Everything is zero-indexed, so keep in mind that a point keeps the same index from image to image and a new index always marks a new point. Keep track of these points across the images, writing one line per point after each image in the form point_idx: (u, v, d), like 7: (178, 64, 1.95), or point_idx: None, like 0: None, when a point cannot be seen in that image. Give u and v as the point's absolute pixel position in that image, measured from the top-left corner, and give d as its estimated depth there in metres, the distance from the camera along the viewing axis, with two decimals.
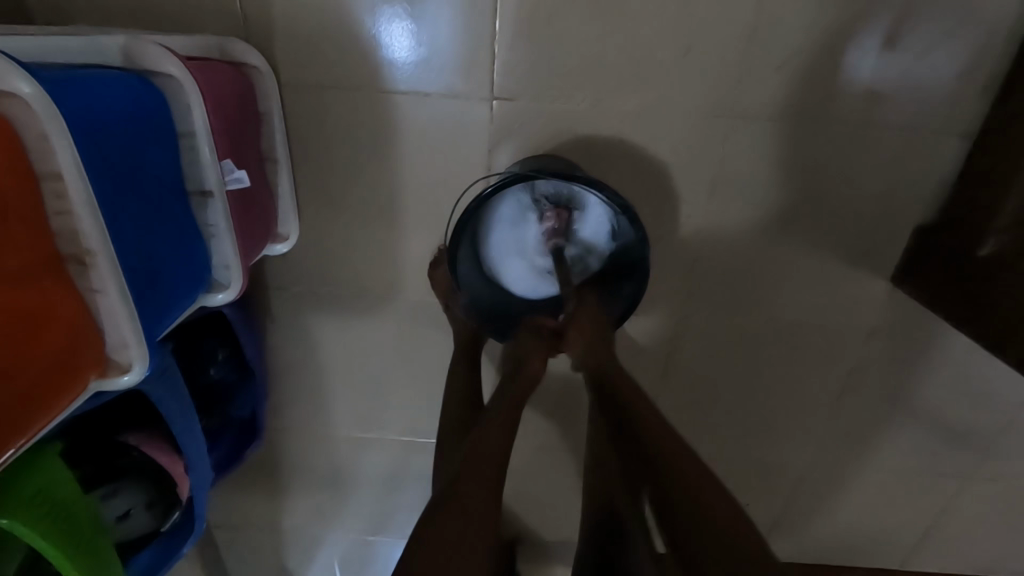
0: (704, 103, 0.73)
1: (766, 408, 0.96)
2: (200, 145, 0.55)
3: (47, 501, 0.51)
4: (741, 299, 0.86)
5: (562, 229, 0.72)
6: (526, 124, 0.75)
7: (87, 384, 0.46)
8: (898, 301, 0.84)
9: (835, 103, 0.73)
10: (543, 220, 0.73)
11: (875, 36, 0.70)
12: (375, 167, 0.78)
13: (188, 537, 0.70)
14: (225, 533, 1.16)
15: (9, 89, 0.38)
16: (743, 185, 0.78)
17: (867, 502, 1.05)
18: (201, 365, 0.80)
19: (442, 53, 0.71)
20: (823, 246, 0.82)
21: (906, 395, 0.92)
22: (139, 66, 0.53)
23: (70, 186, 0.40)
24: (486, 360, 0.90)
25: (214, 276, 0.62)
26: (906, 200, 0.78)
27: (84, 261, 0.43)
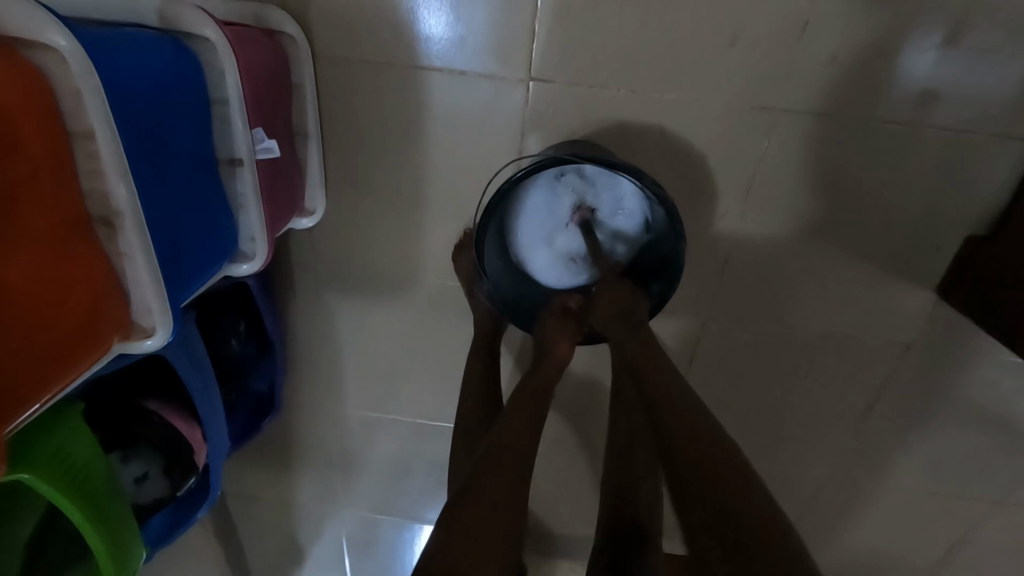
0: (747, 97, 0.70)
1: (791, 417, 0.93)
2: (232, 112, 0.55)
3: (66, 461, 0.51)
4: (771, 304, 0.83)
5: (589, 216, 0.71)
6: (561, 108, 0.72)
7: (110, 346, 0.46)
8: (939, 316, 0.81)
9: (889, 102, 0.69)
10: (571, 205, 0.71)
11: (939, 31, 0.65)
12: (404, 146, 0.77)
13: (202, 504, 0.69)
14: (237, 504, 1.17)
15: (44, 41, 0.37)
16: (783, 185, 0.75)
17: (890, 519, 1.01)
18: (223, 337, 0.81)
19: (480, 30, 0.69)
20: (864, 253, 0.78)
21: (940, 412, 0.88)
22: (174, 27, 0.52)
23: (101, 145, 0.39)
24: (506, 349, 0.88)
25: (239, 246, 0.62)
26: (958, 208, 0.74)
27: (112, 223, 0.42)
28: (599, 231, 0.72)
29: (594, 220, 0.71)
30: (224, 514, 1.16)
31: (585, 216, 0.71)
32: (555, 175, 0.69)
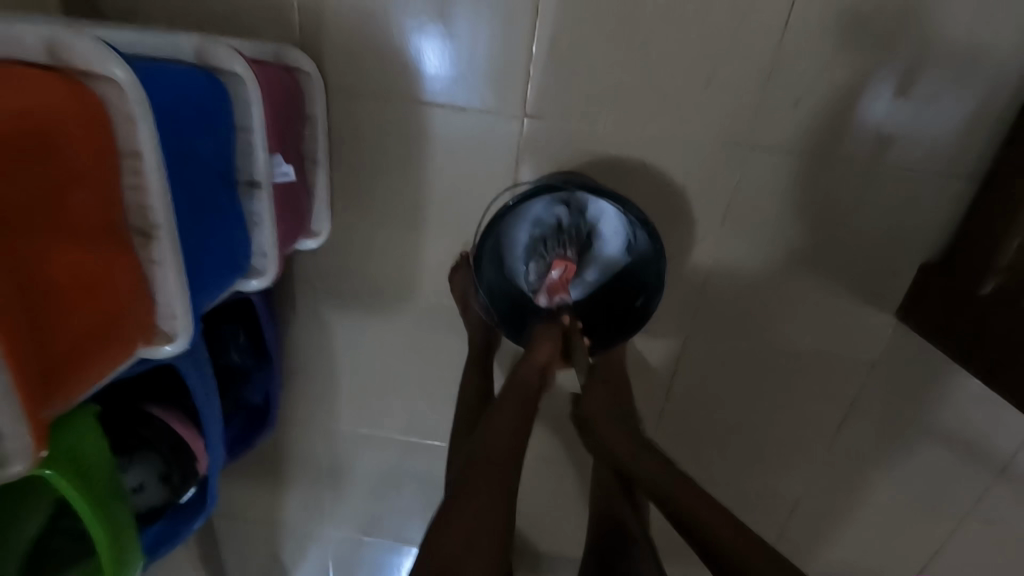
0: (720, 134, 0.78)
1: (767, 434, 0.98)
2: (255, 139, 0.60)
3: (83, 463, 0.53)
4: (746, 325, 0.89)
5: (576, 249, 0.78)
6: (553, 142, 0.79)
7: (134, 349, 0.49)
8: (900, 336, 0.87)
9: (846, 143, 0.77)
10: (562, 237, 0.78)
11: (887, 82, 0.74)
12: (407, 172, 0.83)
13: (197, 514, 0.73)
14: (223, 523, 1.17)
15: (105, 72, 0.42)
16: (754, 213, 0.82)
17: (863, 536, 1.06)
18: (223, 348, 0.85)
19: (480, 71, 0.76)
20: (829, 277, 0.85)
21: (905, 430, 0.93)
22: (208, 63, 0.57)
23: (147, 164, 0.44)
24: (496, 367, 0.92)
25: (250, 262, 0.66)
26: (911, 238, 0.82)
27: (148, 234, 0.46)
28: (584, 262, 0.79)
29: (580, 253, 0.79)
30: (209, 533, 1.15)
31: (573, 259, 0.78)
32: (549, 209, 0.75)
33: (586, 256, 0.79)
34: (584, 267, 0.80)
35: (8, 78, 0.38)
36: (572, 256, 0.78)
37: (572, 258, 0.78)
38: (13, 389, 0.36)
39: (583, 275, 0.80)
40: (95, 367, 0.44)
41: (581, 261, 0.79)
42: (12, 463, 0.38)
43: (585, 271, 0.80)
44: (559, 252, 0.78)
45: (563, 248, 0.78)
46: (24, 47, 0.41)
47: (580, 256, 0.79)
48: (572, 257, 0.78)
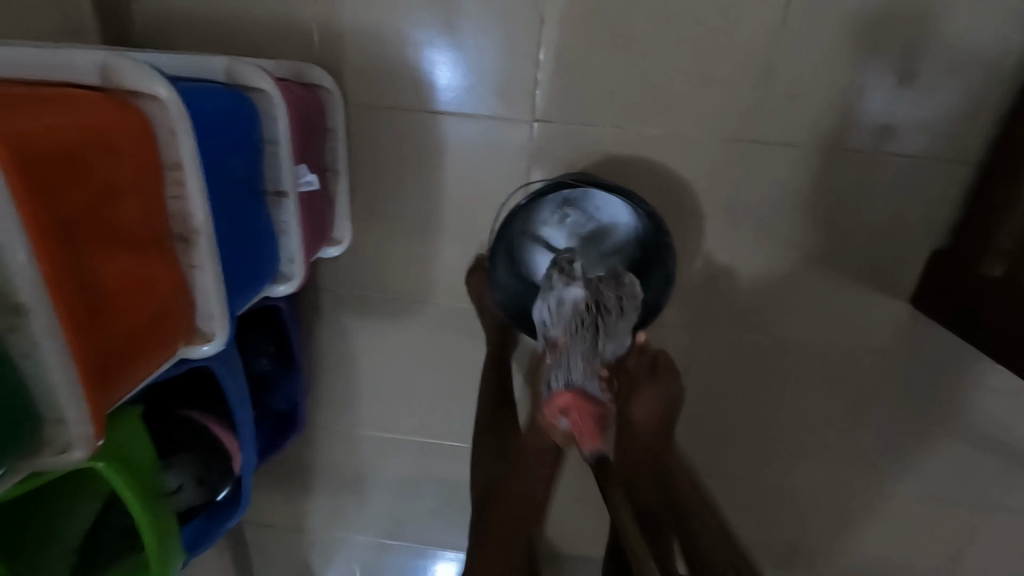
0: (723, 131, 0.80)
1: (785, 428, 0.98)
2: (280, 151, 0.64)
3: (125, 460, 0.55)
4: (759, 318, 0.90)
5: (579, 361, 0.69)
6: (561, 145, 0.82)
7: (176, 348, 0.52)
8: (914, 324, 0.87)
9: (850, 134, 0.79)
10: (545, 318, 0.75)
11: (886, 73, 0.76)
12: (421, 180, 0.86)
13: (232, 514, 0.75)
14: (252, 530, 1.20)
15: (150, 92, 0.46)
16: (762, 207, 0.83)
17: (890, 531, 1.04)
18: (254, 355, 0.89)
19: (489, 80, 0.80)
20: (840, 268, 0.86)
21: (928, 419, 0.93)
22: (238, 82, 0.61)
23: (188, 175, 0.48)
24: (514, 365, 0.95)
25: (278, 268, 0.70)
26: (920, 226, 0.83)
27: (189, 239, 0.50)
28: (593, 369, 0.70)
29: (589, 354, 0.71)
30: (239, 539, 1.18)
31: (580, 393, 0.65)
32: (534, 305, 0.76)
33: (589, 355, 0.71)
34: (592, 362, 0.70)
35: (66, 100, 0.42)
36: (576, 381, 0.68)
37: (575, 386, 0.67)
38: (81, 387, 0.39)
39: (600, 380, 0.68)
40: (140, 366, 0.47)
41: (592, 367, 0.70)
42: (75, 449, 0.40)
43: (610, 354, 0.73)
44: (558, 378, 0.69)
45: (564, 364, 0.70)
46: (80, 72, 0.45)
47: (579, 362, 0.69)
48: (573, 382, 0.68)
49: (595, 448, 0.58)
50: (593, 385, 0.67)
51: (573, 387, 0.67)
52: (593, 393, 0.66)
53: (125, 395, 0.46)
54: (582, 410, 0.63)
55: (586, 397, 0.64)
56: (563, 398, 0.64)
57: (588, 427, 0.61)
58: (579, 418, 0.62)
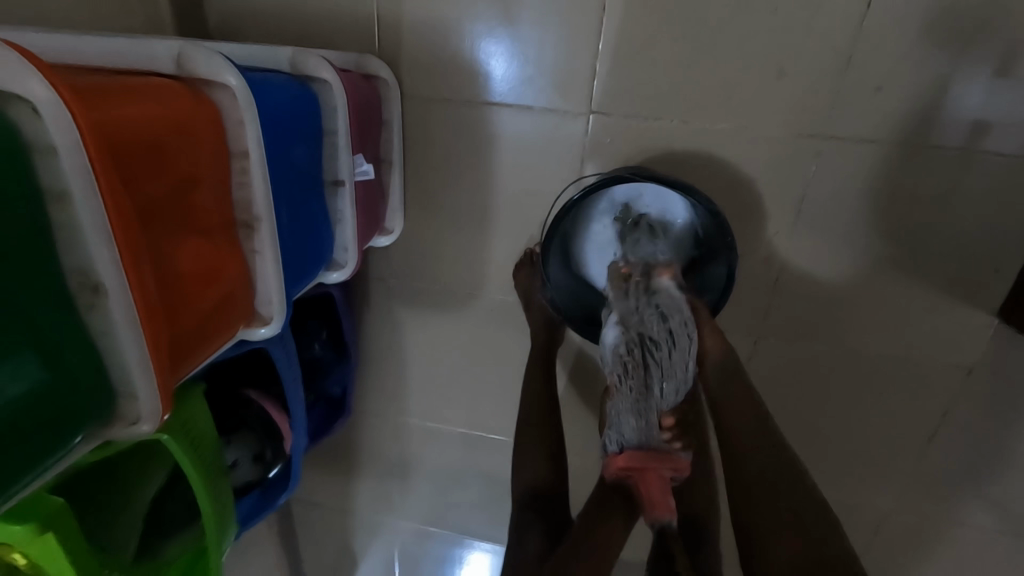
0: (794, 125, 0.75)
1: (847, 442, 0.92)
2: (339, 140, 0.65)
3: (190, 434, 0.58)
4: (823, 325, 0.85)
5: (631, 416, 0.73)
6: (618, 138, 0.80)
7: (237, 331, 0.54)
8: (1001, 338, 0.80)
9: (937, 130, 0.73)
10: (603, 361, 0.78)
11: (984, 63, 0.69)
12: (474, 172, 0.86)
13: (283, 491, 0.78)
14: (300, 508, 1.25)
15: (221, 82, 0.47)
16: (832, 208, 0.78)
17: (960, 560, 0.97)
18: (307, 341, 0.92)
19: (546, 72, 0.78)
20: (918, 274, 0.79)
21: (1013, 443, 0.85)
22: (302, 73, 0.63)
23: (253, 162, 0.49)
24: (558, 363, 0.93)
25: (333, 256, 0.71)
26: (1015, 231, 0.75)
27: (251, 225, 0.51)
28: (647, 424, 0.72)
29: (641, 407, 0.73)
30: (288, 516, 1.23)
31: (636, 453, 0.69)
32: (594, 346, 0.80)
33: (639, 409, 0.73)
34: (643, 414, 0.73)
35: (146, 88, 0.43)
36: (630, 442, 0.71)
37: (628, 447, 0.70)
38: (149, 365, 0.41)
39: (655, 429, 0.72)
40: (204, 346, 0.48)
41: (647, 419, 0.72)
42: (143, 423, 0.41)
43: (671, 397, 0.74)
44: (612, 440, 0.73)
45: (617, 424, 0.74)
46: (157, 61, 0.47)
47: (630, 419, 0.73)
48: (627, 443, 0.72)
49: (660, 512, 0.63)
50: (652, 439, 0.71)
51: (627, 448, 0.71)
52: (654, 446, 0.70)
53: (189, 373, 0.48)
54: (641, 471, 0.67)
55: (645, 459, 0.68)
56: (619, 463, 0.68)
57: (657, 490, 0.66)
58: (639, 484, 0.67)
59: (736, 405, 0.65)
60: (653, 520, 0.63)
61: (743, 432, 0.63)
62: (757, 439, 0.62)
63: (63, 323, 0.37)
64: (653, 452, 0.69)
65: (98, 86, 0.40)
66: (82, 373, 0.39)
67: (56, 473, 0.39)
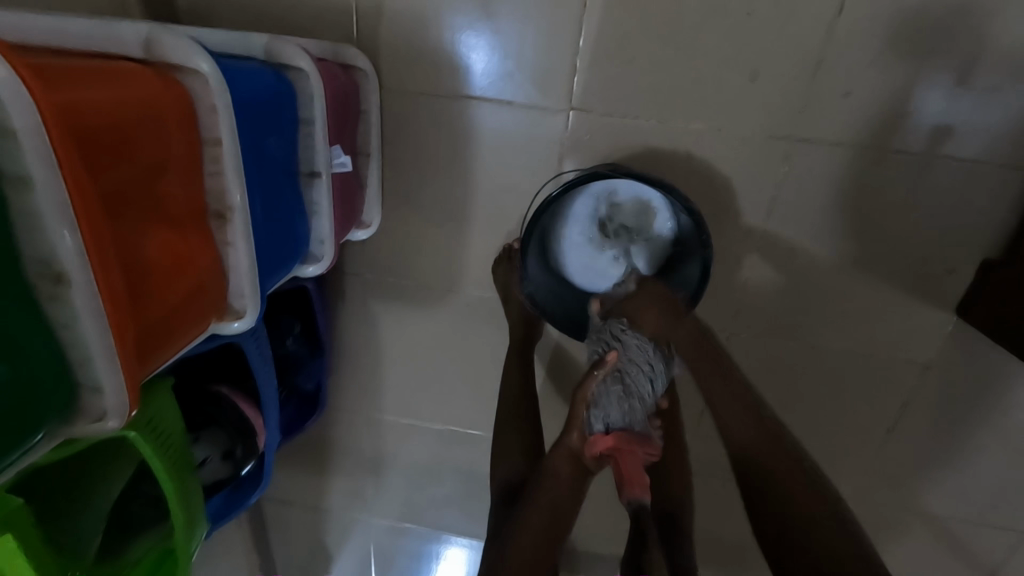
0: (768, 126, 0.77)
1: (813, 435, 0.95)
2: (315, 130, 0.64)
3: (156, 430, 0.56)
4: (792, 321, 0.87)
5: (615, 398, 0.65)
6: (596, 136, 0.80)
7: (208, 325, 0.52)
8: (956, 336, 0.84)
9: (901, 135, 0.76)
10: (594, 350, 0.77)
11: (945, 72, 0.72)
12: (452, 166, 0.85)
13: (255, 489, 0.77)
14: (271, 506, 1.22)
15: (193, 67, 0.46)
16: (803, 207, 0.80)
17: (918, 547, 1.01)
18: (279, 336, 0.90)
19: (526, 67, 0.78)
20: (880, 273, 0.83)
21: (967, 434, 0.89)
22: (277, 61, 0.61)
23: (226, 150, 0.48)
24: (536, 359, 0.94)
25: (309, 249, 0.70)
26: (971, 234, 0.79)
27: (223, 215, 0.50)
28: (633, 406, 0.65)
29: (626, 392, 0.66)
30: (259, 514, 1.21)
31: (624, 434, 0.62)
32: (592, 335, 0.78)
33: (625, 392, 0.66)
34: (629, 405, 0.65)
35: (114, 70, 0.42)
36: (616, 422, 0.64)
37: (616, 428, 0.63)
38: (117, 359, 0.39)
39: (640, 413, 0.66)
40: (173, 340, 0.47)
41: (634, 405, 0.66)
42: (109, 419, 0.40)
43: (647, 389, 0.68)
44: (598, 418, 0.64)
45: (601, 405, 0.65)
46: (124, 45, 0.45)
47: (617, 401, 0.65)
48: (616, 423, 0.64)
49: (637, 491, 0.58)
50: (637, 422, 0.65)
51: (614, 429, 0.63)
52: (638, 428, 0.64)
53: (156, 369, 0.47)
54: (622, 452, 0.61)
55: (631, 438, 0.62)
56: (605, 443, 0.61)
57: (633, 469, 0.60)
58: (623, 461, 0.61)
59: (735, 413, 0.66)
60: (628, 498, 0.58)
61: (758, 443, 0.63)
62: (775, 448, 0.62)
63: (27, 315, 0.36)
64: (639, 435, 0.63)
65: (61, 67, 0.38)
66: (45, 364, 0.37)
67: (18, 470, 0.38)
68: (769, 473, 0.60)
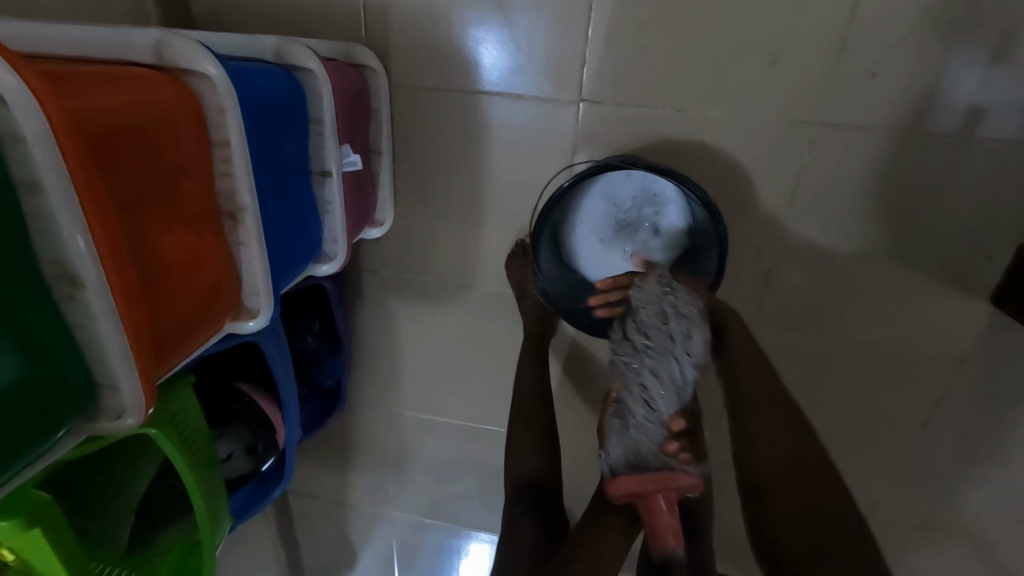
0: (788, 112, 0.75)
1: (841, 430, 0.92)
2: (325, 130, 0.64)
3: (179, 426, 0.58)
4: (817, 313, 0.84)
5: (616, 437, 0.65)
6: (609, 127, 0.79)
7: (223, 324, 0.53)
8: (995, 328, 0.80)
9: (933, 117, 0.72)
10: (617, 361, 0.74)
11: (980, 48, 0.68)
12: (465, 162, 0.85)
13: (278, 484, 0.78)
14: (297, 500, 1.25)
15: (201, 70, 0.46)
16: (827, 195, 0.78)
17: (955, 547, 0.97)
18: (299, 334, 0.92)
19: (536, 59, 0.77)
20: (911, 262, 0.79)
21: (1008, 429, 0.85)
22: (287, 62, 0.62)
23: (235, 151, 0.48)
24: (552, 356, 0.93)
25: (323, 248, 0.71)
26: (1009, 219, 0.75)
27: (236, 216, 0.51)
28: (638, 439, 0.63)
29: (624, 428, 0.65)
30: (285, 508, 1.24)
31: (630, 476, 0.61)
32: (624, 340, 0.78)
33: (624, 427, 0.65)
34: (632, 438, 0.63)
35: (125, 76, 0.43)
36: (623, 461, 0.63)
37: (621, 471, 0.62)
38: (131, 358, 0.40)
39: (650, 445, 0.62)
40: (188, 340, 0.48)
41: (637, 437, 0.63)
42: (127, 416, 0.41)
43: (649, 411, 0.64)
44: (607, 463, 0.65)
45: (606, 448, 0.66)
46: (135, 50, 0.46)
47: (618, 440, 0.64)
48: (622, 463, 0.63)
49: (664, 542, 0.60)
50: (647, 458, 0.62)
51: (620, 470, 0.62)
52: (652, 464, 0.61)
53: (173, 368, 0.48)
54: (637, 496, 0.60)
55: (640, 480, 0.60)
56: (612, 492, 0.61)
57: (653, 514, 0.60)
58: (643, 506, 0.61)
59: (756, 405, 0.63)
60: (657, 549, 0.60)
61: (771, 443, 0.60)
62: (799, 458, 0.58)
63: (47, 318, 0.37)
64: (652, 473, 0.60)
65: (73, 73, 0.39)
66: (66, 363, 0.39)
67: (41, 468, 0.39)
68: (789, 484, 0.57)
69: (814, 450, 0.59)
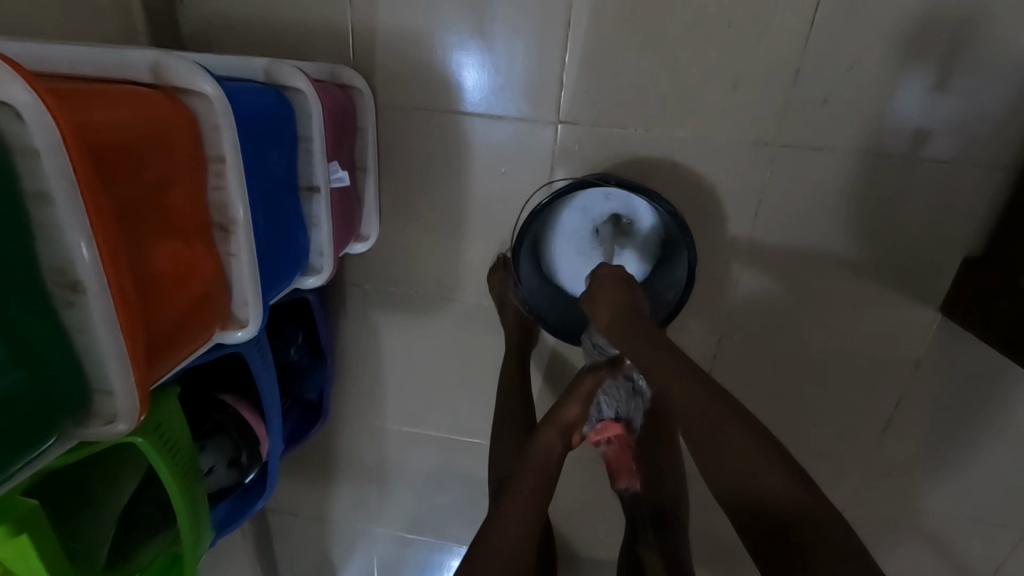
0: (750, 133, 0.80)
1: (809, 434, 0.97)
2: (314, 147, 0.67)
3: (163, 436, 0.58)
4: (783, 322, 0.89)
5: (623, 392, 0.76)
6: (585, 146, 0.83)
7: (213, 333, 0.55)
8: (946, 333, 0.85)
9: (882, 138, 0.78)
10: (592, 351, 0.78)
11: (920, 77, 0.75)
12: (447, 178, 0.88)
13: (260, 496, 0.79)
14: (276, 518, 1.24)
15: (197, 88, 0.48)
16: (788, 210, 0.83)
17: (921, 545, 1.01)
18: (283, 346, 0.92)
19: (515, 82, 0.82)
20: (868, 272, 0.85)
21: (964, 430, 0.90)
22: (277, 82, 0.64)
23: (228, 166, 0.51)
24: (533, 365, 0.96)
25: (309, 261, 0.72)
26: (954, 232, 0.81)
27: (227, 228, 0.52)
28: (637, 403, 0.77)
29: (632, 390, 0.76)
30: (264, 526, 1.22)
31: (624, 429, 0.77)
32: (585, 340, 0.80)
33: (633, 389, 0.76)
34: (635, 399, 0.77)
35: (124, 93, 0.44)
36: (624, 412, 0.77)
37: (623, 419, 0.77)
38: (128, 362, 0.42)
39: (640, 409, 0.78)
40: (179, 347, 0.49)
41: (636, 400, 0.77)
42: (119, 421, 0.42)
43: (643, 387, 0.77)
44: (609, 408, 0.76)
45: (611, 395, 0.76)
46: (133, 69, 0.48)
47: (625, 395, 0.76)
48: (621, 413, 0.77)
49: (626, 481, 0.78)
50: (636, 417, 0.78)
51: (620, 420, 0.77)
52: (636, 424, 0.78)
53: (162, 376, 0.49)
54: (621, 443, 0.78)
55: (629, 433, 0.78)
56: (610, 432, 0.76)
57: (624, 462, 0.79)
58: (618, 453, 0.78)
59: (698, 426, 0.60)
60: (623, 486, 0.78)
61: (736, 468, 0.57)
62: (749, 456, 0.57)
63: (42, 322, 0.39)
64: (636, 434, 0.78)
65: (75, 89, 0.41)
66: (59, 370, 0.40)
67: (32, 472, 0.40)
68: (746, 491, 0.56)
69: (764, 440, 0.58)
